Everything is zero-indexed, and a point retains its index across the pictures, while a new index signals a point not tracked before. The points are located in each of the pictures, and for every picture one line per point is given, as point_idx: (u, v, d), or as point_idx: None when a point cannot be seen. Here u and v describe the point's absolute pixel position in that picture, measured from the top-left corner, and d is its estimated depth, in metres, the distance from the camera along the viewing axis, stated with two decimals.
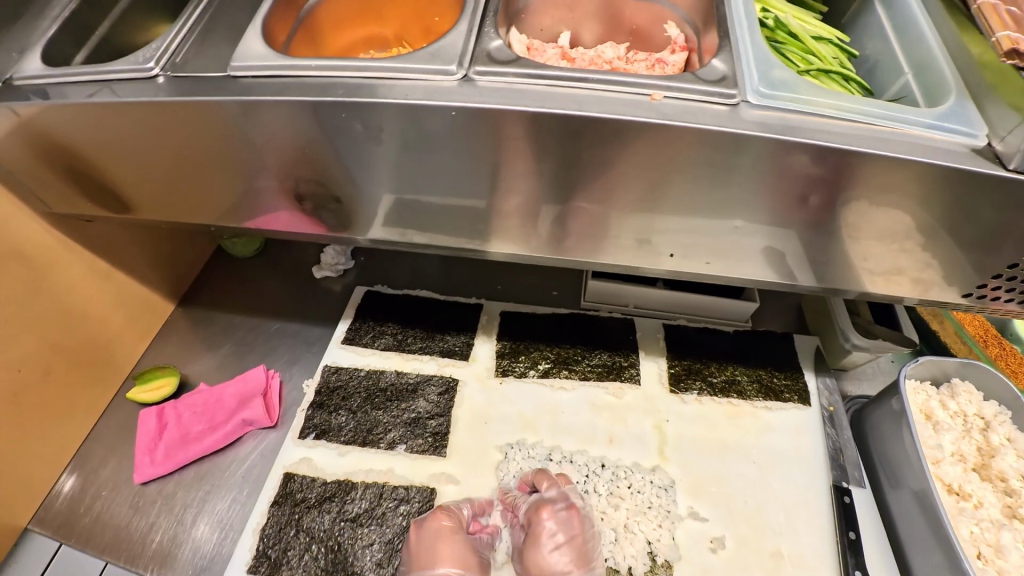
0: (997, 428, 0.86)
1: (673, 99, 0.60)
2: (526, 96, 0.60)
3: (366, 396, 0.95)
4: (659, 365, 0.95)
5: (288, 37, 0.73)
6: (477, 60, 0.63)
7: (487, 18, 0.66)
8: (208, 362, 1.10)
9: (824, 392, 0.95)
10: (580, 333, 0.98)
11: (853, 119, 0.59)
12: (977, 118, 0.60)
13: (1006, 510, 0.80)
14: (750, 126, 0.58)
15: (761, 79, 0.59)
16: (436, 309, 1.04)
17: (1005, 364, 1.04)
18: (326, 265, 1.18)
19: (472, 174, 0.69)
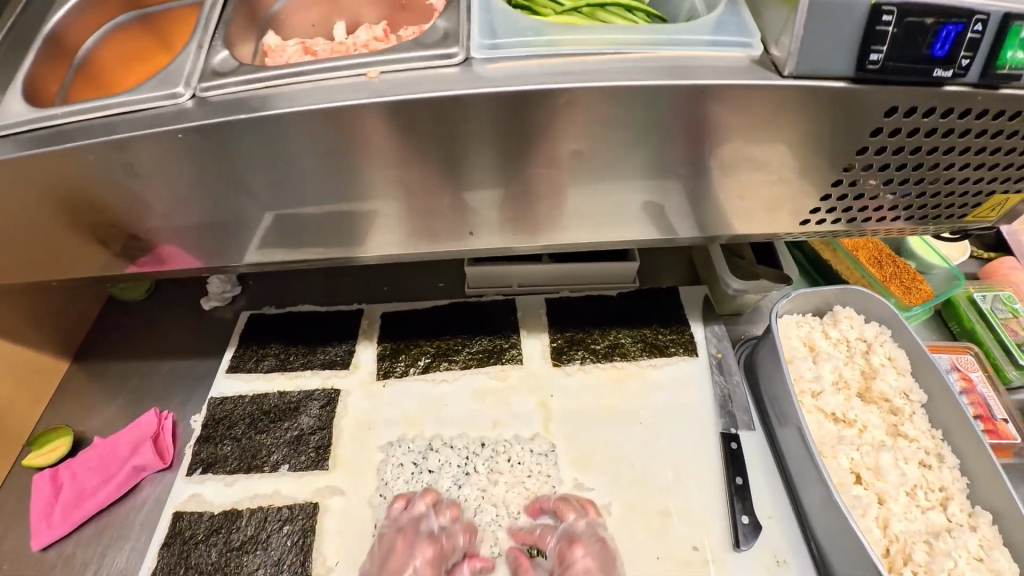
0: (878, 349, 0.86)
1: (389, 73, 0.60)
2: (293, 98, 0.60)
3: (251, 421, 0.92)
4: (542, 340, 0.93)
5: (63, 84, 0.70)
6: (202, 77, 0.62)
7: (215, 33, 0.66)
8: (105, 415, 1.07)
9: (712, 340, 0.93)
10: (460, 322, 0.95)
11: (609, 50, 0.60)
12: (751, 26, 0.62)
13: (890, 430, 0.81)
14: (507, 84, 0.58)
15: (482, 36, 0.61)
16: (318, 322, 1.01)
17: (900, 282, 1.04)
18: (213, 295, 1.15)
19: (272, 182, 0.67)
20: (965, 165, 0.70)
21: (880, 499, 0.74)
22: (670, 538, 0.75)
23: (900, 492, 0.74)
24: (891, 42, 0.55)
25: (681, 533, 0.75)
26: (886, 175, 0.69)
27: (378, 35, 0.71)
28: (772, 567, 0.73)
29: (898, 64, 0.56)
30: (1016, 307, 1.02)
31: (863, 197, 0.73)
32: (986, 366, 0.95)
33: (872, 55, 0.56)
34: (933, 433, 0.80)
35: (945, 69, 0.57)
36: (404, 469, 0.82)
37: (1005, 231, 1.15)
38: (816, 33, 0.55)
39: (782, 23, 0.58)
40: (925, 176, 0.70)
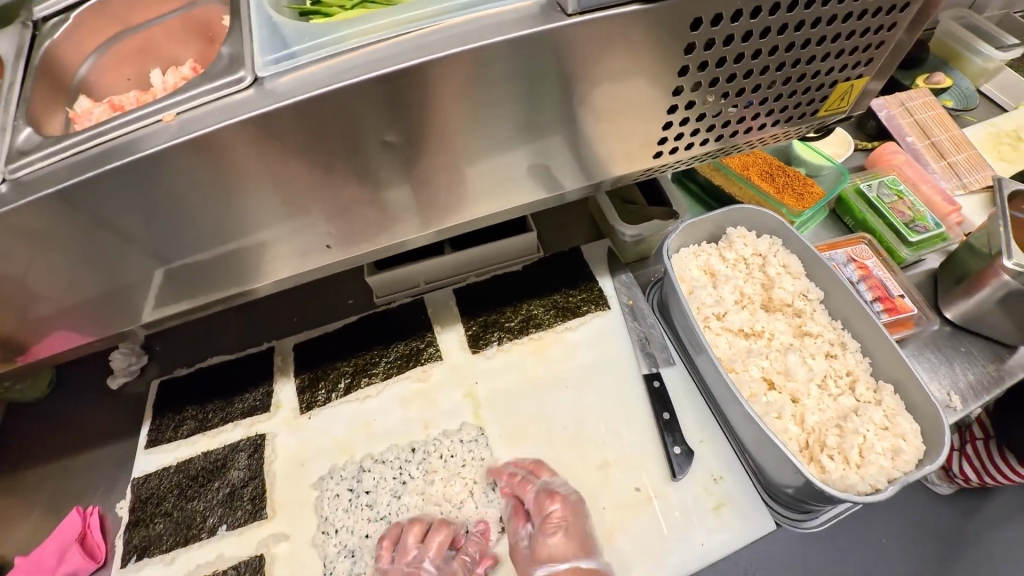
0: (773, 259, 0.90)
1: (187, 112, 0.56)
2: (96, 160, 0.55)
3: (179, 491, 0.88)
4: (459, 331, 0.92)
5: None
6: (9, 159, 0.56)
7: (15, 109, 0.58)
8: (26, 527, 0.99)
9: (623, 290, 0.95)
10: (373, 335, 0.93)
11: (405, 33, 0.57)
12: None
13: (797, 331, 0.86)
14: (309, 90, 0.54)
15: (264, 54, 0.58)
16: (232, 371, 0.97)
17: (791, 189, 1.10)
18: (119, 371, 1.08)
19: (113, 245, 0.63)
20: (794, 64, 0.73)
21: (795, 397, 0.78)
22: (614, 488, 0.77)
23: (810, 386, 0.78)
24: None
25: (622, 481, 0.77)
26: (720, 90, 0.72)
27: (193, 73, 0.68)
28: (709, 485, 0.77)
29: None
30: (900, 188, 1.08)
31: (706, 115, 0.75)
32: (879, 250, 1.02)
33: None
34: (834, 325, 0.85)
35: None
36: (340, 499, 0.80)
37: (884, 117, 1.22)
38: None
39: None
40: (758, 83, 0.73)
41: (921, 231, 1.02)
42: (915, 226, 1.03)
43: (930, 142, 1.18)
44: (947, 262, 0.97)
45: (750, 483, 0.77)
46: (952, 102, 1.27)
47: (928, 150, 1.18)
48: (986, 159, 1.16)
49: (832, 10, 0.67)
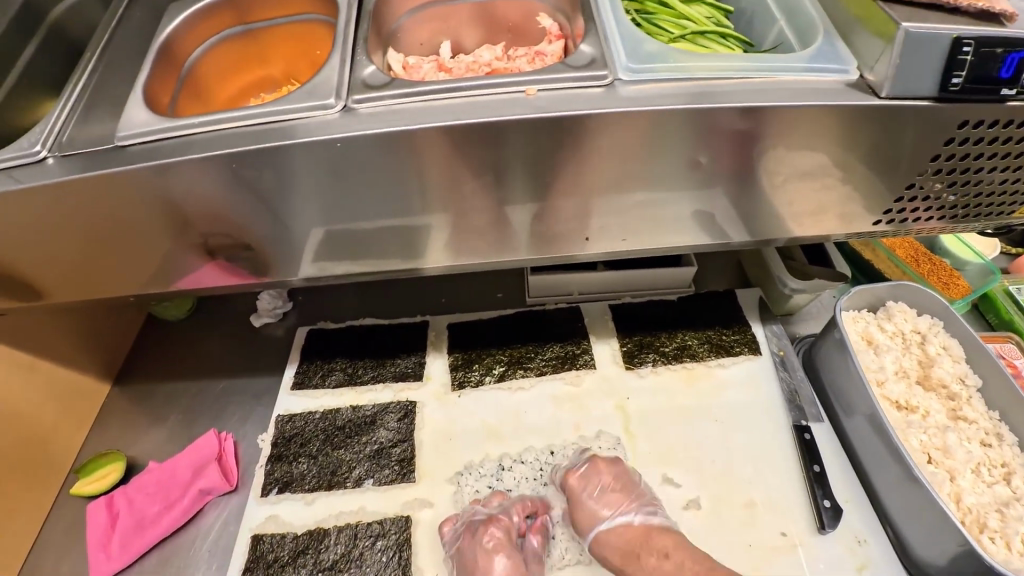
0: (932, 338, 0.91)
1: (547, 91, 0.59)
2: (407, 119, 0.59)
3: (325, 437, 0.91)
4: (613, 346, 0.95)
5: (173, 96, 0.70)
6: (353, 89, 0.61)
7: (358, 45, 0.63)
8: (157, 437, 1.04)
9: (773, 339, 0.97)
10: (530, 331, 0.97)
11: (731, 74, 0.59)
12: (846, 54, 0.59)
13: (951, 414, 0.86)
14: (673, 102, 0.57)
15: (630, 57, 0.59)
16: (384, 335, 1.01)
17: (938, 278, 1.10)
18: (264, 311, 1.14)
19: (378, 206, 0.67)
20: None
21: (952, 475, 0.79)
22: (759, 528, 0.78)
23: (969, 468, 0.79)
24: (970, 68, 0.55)
25: (768, 523, 0.78)
26: (956, 182, 0.68)
27: (500, 55, 0.69)
28: (854, 546, 0.77)
29: (975, 87, 0.56)
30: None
31: (928, 200, 0.71)
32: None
33: (953, 79, 0.55)
34: (990, 414, 0.85)
35: (1010, 88, 0.56)
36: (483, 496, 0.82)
37: None
38: (910, 58, 0.54)
39: (875, 49, 0.57)
40: (992, 183, 0.69)
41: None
42: None
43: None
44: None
45: (895, 554, 0.77)
46: None
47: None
48: None
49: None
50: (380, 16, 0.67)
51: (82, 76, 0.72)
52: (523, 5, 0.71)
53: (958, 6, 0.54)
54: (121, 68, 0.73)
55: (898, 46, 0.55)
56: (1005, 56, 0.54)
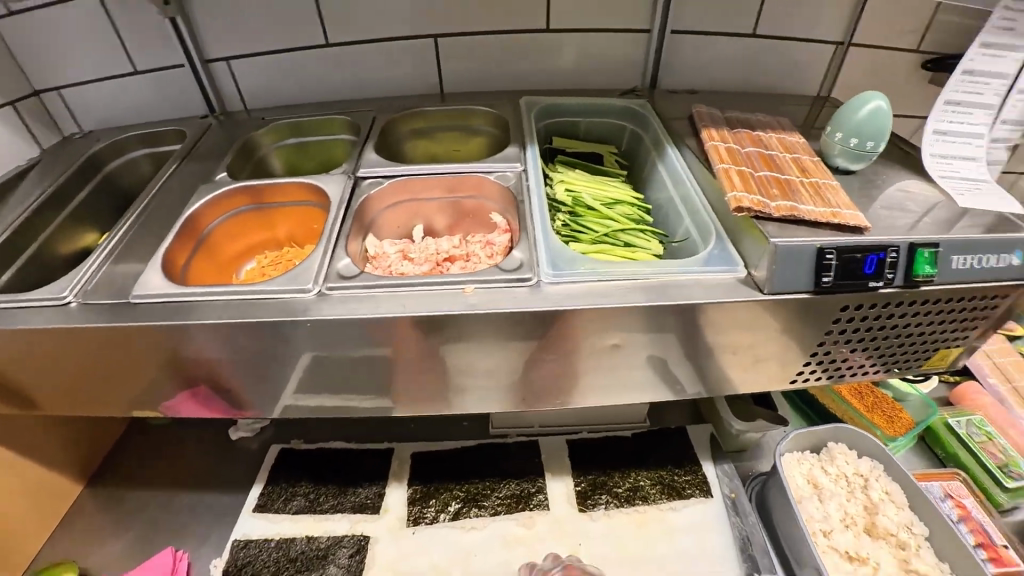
0: (874, 483, 0.93)
1: (482, 288, 0.67)
2: (374, 295, 0.69)
3: (275, 569, 0.91)
4: (569, 486, 0.98)
5: (187, 261, 0.84)
6: (329, 277, 0.72)
7: (340, 244, 0.76)
8: (115, 548, 1.04)
9: (724, 480, 0.99)
10: (488, 466, 1.01)
11: (651, 272, 0.68)
12: (735, 256, 0.70)
13: (903, 565, 0.86)
14: (580, 302, 0.65)
15: (552, 262, 0.68)
16: (349, 461, 1.05)
17: (884, 410, 1.15)
18: (244, 426, 1.20)
19: (348, 370, 0.73)
20: (922, 335, 0.78)
21: None
22: None
23: None
24: (835, 270, 0.66)
25: None
26: (860, 345, 0.76)
27: (455, 244, 0.84)
28: None
29: (845, 283, 0.67)
30: (989, 430, 1.14)
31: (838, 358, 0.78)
32: (976, 490, 1.04)
33: (823, 278, 0.66)
34: (942, 567, 0.85)
35: (877, 280, 0.68)
36: None
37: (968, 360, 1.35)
38: (786, 262, 0.65)
39: (757, 251, 0.68)
40: (887, 343, 0.78)
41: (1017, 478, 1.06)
42: (1008, 471, 1.08)
43: (1011, 386, 1.28)
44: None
45: None
46: None
47: (1011, 393, 1.26)
48: None
49: (964, 302, 0.75)
50: (363, 209, 0.84)
51: (121, 228, 0.84)
52: (480, 204, 0.88)
53: (819, 221, 0.68)
54: (153, 225, 0.84)
55: (771, 252, 0.66)
56: (863, 258, 0.66)
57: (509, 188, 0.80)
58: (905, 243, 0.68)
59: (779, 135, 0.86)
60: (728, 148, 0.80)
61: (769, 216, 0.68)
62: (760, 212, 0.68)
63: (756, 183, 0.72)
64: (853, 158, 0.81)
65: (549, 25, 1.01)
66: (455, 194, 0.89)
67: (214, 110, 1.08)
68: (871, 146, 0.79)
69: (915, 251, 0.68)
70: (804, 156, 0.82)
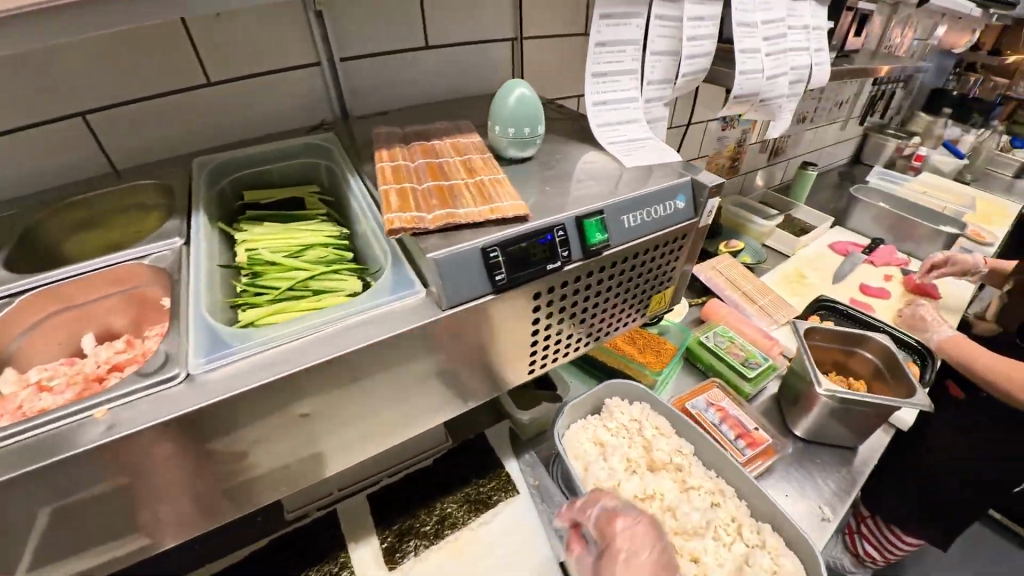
0: (647, 423, 1.04)
1: (120, 406, 0.53)
2: None
3: None
4: (377, 546, 0.90)
5: None
6: None
7: None
8: None
9: (527, 471, 1.02)
10: (279, 566, 0.87)
11: (322, 323, 0.62)
12: (412, 279, 0.68)
13: (682, 485, 0.96)
14: (253, 379, 0.55)
15: (205, 349, 0.58)
16: None
17: (650, 345, 1.31)
18: None
19: None
20: (623, 291, 0.85)
21: (693, 554, 0.87)
22: None
23: (705, 539, 0.88)
24: (506, 266, 0.66)
25: None
26: (569, 318, 0.81)
27: (121, 348, 0.71)
28: None
29: (518, 275, 0.67)
30: (730, 335, 1.34)
31: (556, 335, 0.82)
32: (730, 391, 1.20)
33: (497, 276, 0.66)
34: (710, 474, 0.98)
35: (554, 262, 0.70)
36: None
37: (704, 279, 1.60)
38: (455, 276, 0.63)
39: (428, 267, 0.65)
40: (592, 309, 0.84)
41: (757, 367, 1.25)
42: (749, 363, 1.25)
43: (741, 292, 1.55)
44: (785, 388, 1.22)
45: None
46: (750, 257, 1.78)
47: (742, 298, 1.53)
48: (784, 300, 1.55)
49: (646, 252, 0.81)
50: None
51: None
52: (154, 290, 0.76)
53: (479, 221, 0.67)
54: None
55: (437, 267, 0.63)
56: (530, 245, 0.68)
57: (167, 271, 0.69)
58: (571, 219, 0.71)
59: (453, 139, 0.87)
60: (396, 166, 0.77)
61: (429, 229, 0.66)
62: (417, 229, 0.65)
63: (416, 197, 0.70)
64: (519, 147, 0.78)
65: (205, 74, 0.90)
66: (125, 286, 0.75)
67: None
68: (530, 130, 0.77)
69: (580, 223, 0.71)
70: (476, 154, 0.81)
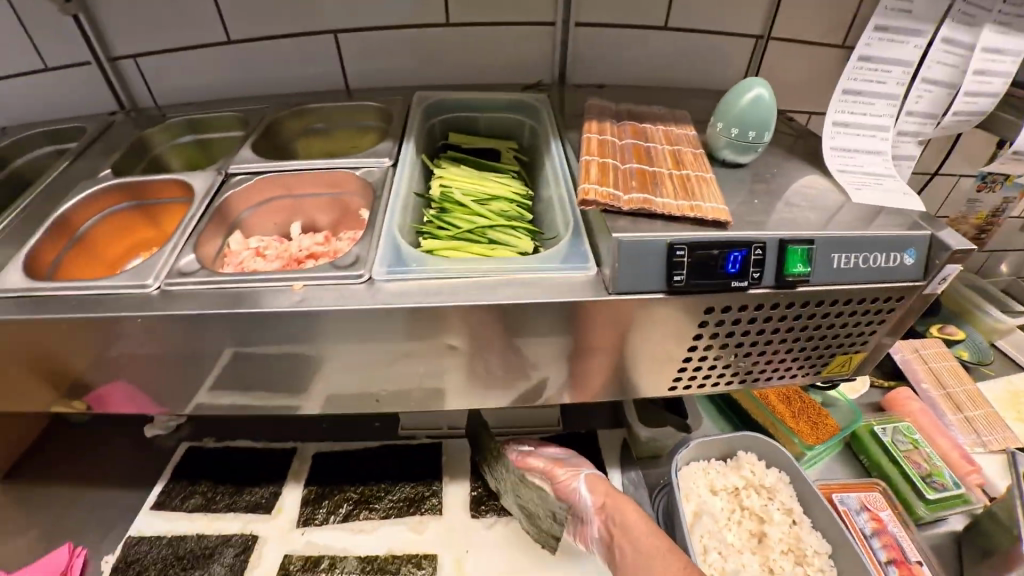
0: (778, 495, 0.91)
1: (311, 283, 0.62)
2: (199, 302, 0.63)
3: (161, 568, 0.89)
4: (464, 492, 0.95)
5: (55, 261, 0.80)
6: (168, 274, 0.67)
7: (188, 240, 0.70)
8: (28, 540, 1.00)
9: (629, 488, 0.97)
10: (386, 465, 0.98)
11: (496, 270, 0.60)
12: (586, 252, 0.61)
13: (755, 532, 0.90)
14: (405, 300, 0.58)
15: (388, 262, 0.62)
16: (252, 460, 1.03)
17: (808, 416, 1.18)
18: (159, 422, 1.16)
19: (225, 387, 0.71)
20: (826, 340, 0.73)
21: None
22: None
23: None
24: (689, 270, 0.56)
25: None
26: (799, 347, 0.72)
27: (320, 241, 0.77)
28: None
29: (704, 283, 0.57)
30: (916, 437, 1.18)
31: (718, 365, 0.72)
32: (894, 502, 1.06)
33: (753, 271, 0.59)
34: (822, 550, 0.86)
35: (740, 280, 0.59)
36: None
37: (899, 359, 1.40)
38: (629, 262, 0.55)
39: (604, 245, 0.58)
40: (838, 332, 0.72)
41: (939, 487, 1.10)
42: (932, 481, 1.11)
43: (945, 393, 1.33)
44: (972, 528, 1.05)
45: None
46: (966, 354, 1.45)
47: (944, 400, 1.32)
48: (1004, 419, 1.29)
49: (872, 303, 0.69)
50: (223, 207, 0.76)
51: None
52: None
53: (674, 215, 0.57)
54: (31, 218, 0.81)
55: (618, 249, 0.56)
56: (721, 255, 0.57)
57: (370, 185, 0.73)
58: (775, 239, 0.59)
59: (666, 127, 0.75)
60: (602, 140, 0.69)
61: (620, 209, 0.58)
62: (611, 206, 0.58)
63: (613, 149, 0.67)
64: (750, 150, 0.70)
65: (448, 18, 0.94)
66: (290, 192, 0.81)
67: (111, 106, 1.04)
68: (754, 135, 0.68)
69: (786, 249, 0.60)
70: (687, 148, 0.70)
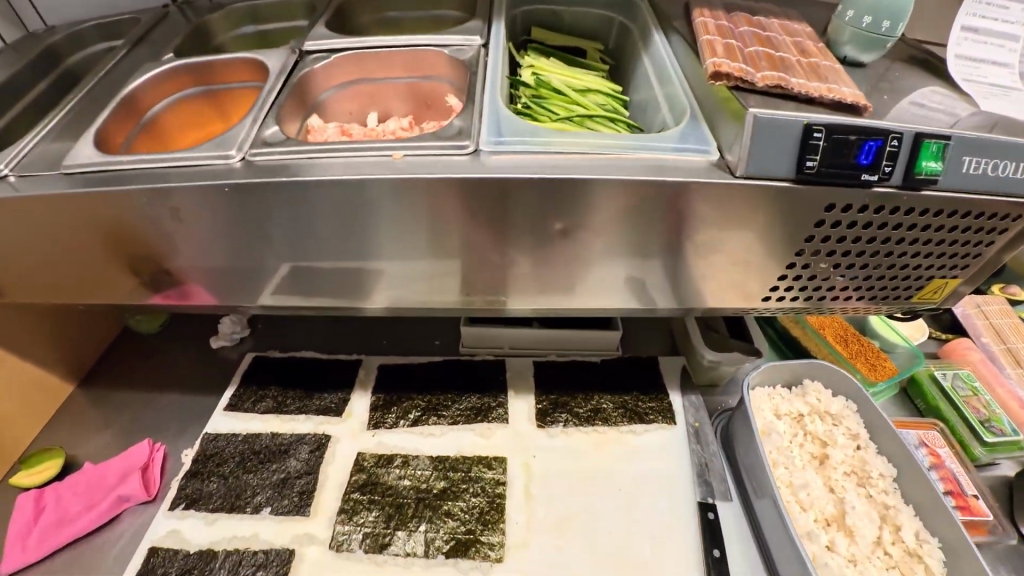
0: (844, 422, 0.92)
1: (412, 155, 0.65)
2: (296, 172, 0.64)
3: (241, 459, 0.92)
4: (528, 403, 0.97)
5: (127, 137, 0.81)
6: (252, 145, 0.67)
7: (270, 113, 0.71)
8: (102, 437, 1.02)
9: (690, 410, 0.97)
10: (452, 378, 1.01)
11: (619, 149, 0.63)
12: (707, 135, 0.64)
13: (818, 458, 0.90)
14: (513, 170, 0.61)
15: (492, 134, 0.65)
16: (318, 369, 1.05)
17: (867, 357, 1.18)
18: (222, 334, 1.15)
19: (313, 274, 0.73)
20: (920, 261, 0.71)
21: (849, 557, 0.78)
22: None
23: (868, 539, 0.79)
24: (824, 154, 0.57)
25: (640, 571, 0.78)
26: (894, 265, 0.70)
27: (405, 125, 0.80)
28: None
29: (833, 170, 0.58)
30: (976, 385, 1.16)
31: (815, 278, 0.71)
32: (950, 440, 1.06)
33: (885, 167, 0.59)
34: (886, 474, 0.86)
35: (871, 174, 0.59)
36: (364, 525, 0.83)
37: (959, 313, 1.37)
38: (764, 140, 0.57)
39: (732, 134, 0.61)
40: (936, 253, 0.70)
41: (997, 432, 1.08)
42: (990, 426, 1.09)
43: (1004, 347, 1.29)
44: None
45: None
46: None
47: (1004, 354, 1.28)
48: None
49: (978, 220, 0.65)
50: (305, 87, 0.77)
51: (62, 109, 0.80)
52: None
53: (812, 96, 0.59)
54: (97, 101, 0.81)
55: (751, 128, 0.57)
56: (855, 142, 0.57)
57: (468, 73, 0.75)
58: (911, 132, 0.58)
59: (783, 22, 0.73)
60: (719, 26, 0.69)
61: (754, 86, 0.60)
62: (743, 82, 0.60)
63: (736, 35, 0.68)
64: (876, 47, 0.69)
65: None
66: (372, 78, 0.82)
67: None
68: (885, 27, 0.67)
69: (921, 142, 0.58)
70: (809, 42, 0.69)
